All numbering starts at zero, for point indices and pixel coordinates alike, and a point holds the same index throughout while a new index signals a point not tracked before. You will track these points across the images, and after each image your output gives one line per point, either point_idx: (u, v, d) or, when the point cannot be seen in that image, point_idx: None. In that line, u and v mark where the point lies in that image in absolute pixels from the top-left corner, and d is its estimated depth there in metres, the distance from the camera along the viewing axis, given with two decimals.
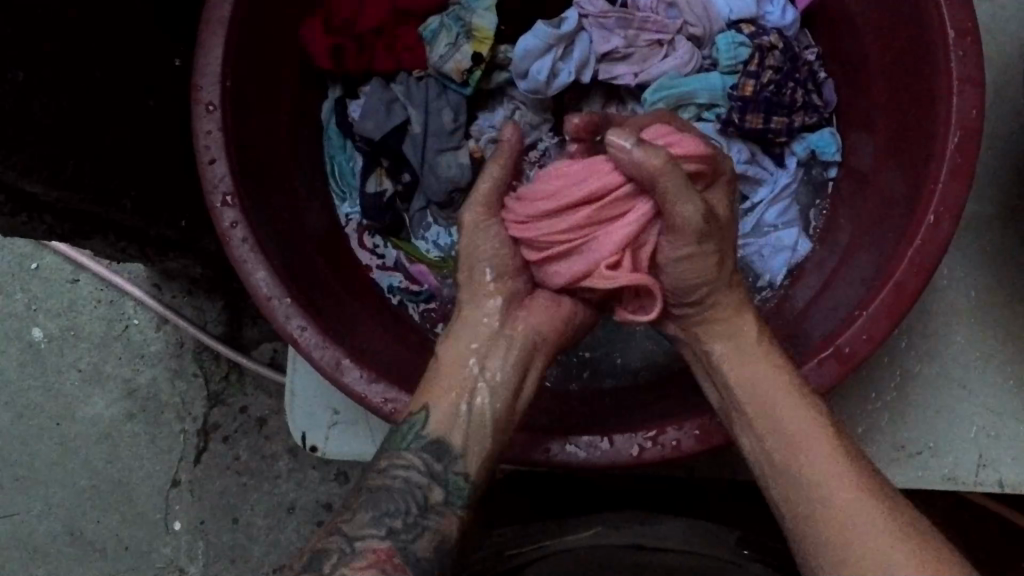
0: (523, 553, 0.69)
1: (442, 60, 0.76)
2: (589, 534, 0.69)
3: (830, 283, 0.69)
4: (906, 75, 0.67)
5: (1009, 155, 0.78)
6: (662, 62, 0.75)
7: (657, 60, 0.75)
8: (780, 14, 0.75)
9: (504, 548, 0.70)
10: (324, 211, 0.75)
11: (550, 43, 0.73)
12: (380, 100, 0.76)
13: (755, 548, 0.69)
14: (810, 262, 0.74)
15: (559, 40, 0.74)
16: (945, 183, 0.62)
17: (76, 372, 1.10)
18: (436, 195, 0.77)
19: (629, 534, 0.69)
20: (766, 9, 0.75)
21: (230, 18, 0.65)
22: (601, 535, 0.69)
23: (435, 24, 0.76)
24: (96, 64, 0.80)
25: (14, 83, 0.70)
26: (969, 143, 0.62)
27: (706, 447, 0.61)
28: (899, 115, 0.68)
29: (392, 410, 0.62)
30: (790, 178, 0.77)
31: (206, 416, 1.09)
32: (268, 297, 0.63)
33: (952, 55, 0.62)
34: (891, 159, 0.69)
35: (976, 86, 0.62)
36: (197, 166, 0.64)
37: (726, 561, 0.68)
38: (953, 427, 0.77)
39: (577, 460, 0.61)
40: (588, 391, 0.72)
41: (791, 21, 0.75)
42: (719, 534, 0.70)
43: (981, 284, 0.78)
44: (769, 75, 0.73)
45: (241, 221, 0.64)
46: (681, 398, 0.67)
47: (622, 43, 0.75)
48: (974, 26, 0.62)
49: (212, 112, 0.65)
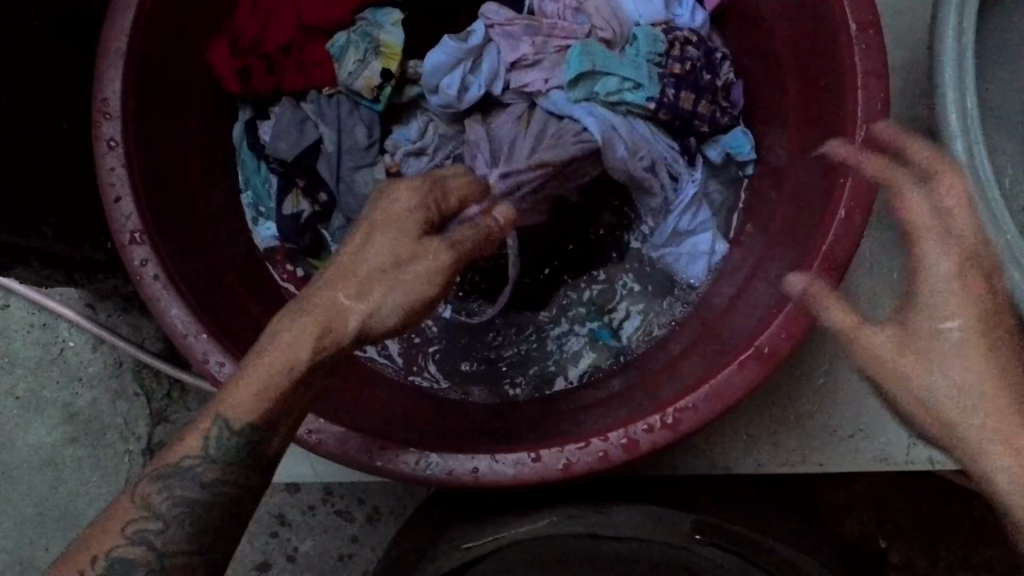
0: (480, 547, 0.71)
1: (352, 77, 0.74)
2: (545, 524, 0.71)
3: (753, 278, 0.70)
4: (814, 66, 0.68)
5: (925, 136, 0.79)
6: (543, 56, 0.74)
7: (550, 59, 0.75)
8: (690, 17, 0.77)
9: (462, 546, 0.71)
10: (241, 234, 0.75)
11: (459, 57, 0.74)
12: (292, 120, 0.75)
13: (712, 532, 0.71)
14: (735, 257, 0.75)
15: (466, 53, 0.74)
16: (855, 178, 0.62)
17: (13, 399, 1.11)
18: (354, 213, 0.76)
19: (580, 524, 0.71)
20: (676, 12, 0.77)
21: (126, 52, 0.64)
22: (557, 525, 0.70)
23: (342, 41, 0.75)
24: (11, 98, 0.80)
25: None
26: (875, 137, 0.62)
27: (632, 457, 0.61)
28: (810, 108, 0.69)
29: (316, 441, 0.61)
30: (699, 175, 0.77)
31: (151, 435, 1.10)
32: (183, 334, 0.62)
33: (856, 49, 0.63)
34: (804, 155, 0.69)
35: (880, 79, 0.62)
36: (103, 205, 0.63)
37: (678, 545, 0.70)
38: (883, 405, 0.78)
39: (507, 478, 0.61)
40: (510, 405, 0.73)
41: (701, 23, 0.77)
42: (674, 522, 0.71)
43: (905, 265, 0.79)
44: (689, 63, 0.74)
45: (152, 259, 0.63)
46: (613, 405, 0.67)
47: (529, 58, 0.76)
48: (875, 18, 0.63)
49: (114, 148, 0.63)
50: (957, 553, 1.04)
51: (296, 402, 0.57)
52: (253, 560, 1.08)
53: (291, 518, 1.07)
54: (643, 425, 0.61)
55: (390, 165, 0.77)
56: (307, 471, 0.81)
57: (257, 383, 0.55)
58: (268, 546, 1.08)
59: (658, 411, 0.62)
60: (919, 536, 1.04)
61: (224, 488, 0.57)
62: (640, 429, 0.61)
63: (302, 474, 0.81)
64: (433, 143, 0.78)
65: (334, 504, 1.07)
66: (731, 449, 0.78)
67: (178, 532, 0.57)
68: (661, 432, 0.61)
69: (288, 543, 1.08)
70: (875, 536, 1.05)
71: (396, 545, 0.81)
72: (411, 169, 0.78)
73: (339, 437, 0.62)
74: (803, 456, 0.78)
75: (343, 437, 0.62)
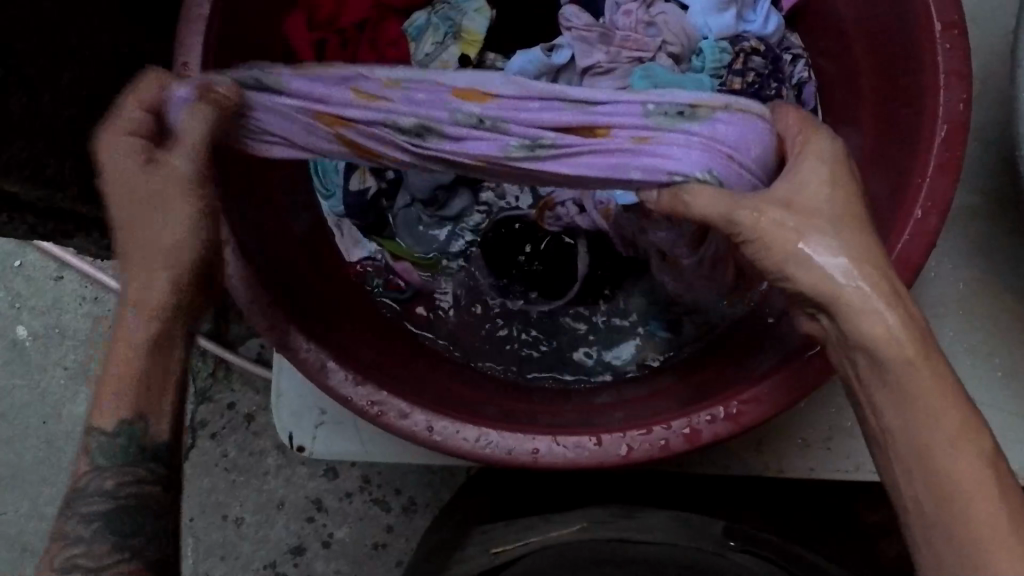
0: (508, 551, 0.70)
1: (428, 59, 0.75)
2: (578, 529, 0.69)
3: None
4: (892, 64, 0.67)
5: (997, 146, 0.78)
6: (687, 148, 0.56)
7: (679, 157, 0.56)
8: (762, 23, 0.75)
9: (490, 548, 0.71)
10: (307, 209, 0.76)
11: (541, 71, 0.75)
12: None
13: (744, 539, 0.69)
14: None
15: (549, 69, 0.75)
16: (933, 178, 0.61)
17: (61, 370, 1.12)
18: (421, 193, 0.77)
19: (612, 528, 0.69)
20: (747, 18, 0.75)
21: (208, 17, 0.64)
22: (588, 529, 0.69)
23: (421, 21, 0.77)
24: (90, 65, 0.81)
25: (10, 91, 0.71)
26: (955, 137, 0.61)
27: (694, 447, 0.60)
28: (885, 106, 0.68)
29: (377, 413, 0.62)
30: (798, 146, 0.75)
31: (194, 413, 1.10)
32: (251, 299, 0.62)
33: (939, 48, 0.62)
34: (877, 155, 0.68)
35: (962, 79, 0.61)
36: None
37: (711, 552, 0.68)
38: None
39: (566, 461, 0.60)
40: (562, 391, 0.73)
41: (773, 29, 0.75)
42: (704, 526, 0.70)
43: (968, 276, 0.78)
44: (752, 75, 0.72)
45: (223, 223, 0.63)
46: (669, 395, 0.67)
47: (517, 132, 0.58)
48: (961, 18, 0.62)
49: None
50: None
51: (147, 369, 0.53)
52: (288, 543, 1.08)
53: (327, 504, 1.08)
54: (706, 416, 0.61)
55: None
56: (357, 449, 0.80)
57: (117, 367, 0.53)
58: (304, 530, 1.08)
59: (722, 402, 0.61)
60: None
61: (131, 489, 0.54)
62: (703, 420, 0.61)
63: (351, 452, 0.80)
64: None
65: (371, 493, 1.07)
66: (785, 453, 0.76)
67: (102, 546, 0.53)
68: (723, 423, 0.60)
69: (323, 529, 1.08)
70: None
71: (438, 533, 0.81)
72: None
73: (400, 410, 0.62)
74: (856, 465, 0.75)
75: (403, 411, 0.62)
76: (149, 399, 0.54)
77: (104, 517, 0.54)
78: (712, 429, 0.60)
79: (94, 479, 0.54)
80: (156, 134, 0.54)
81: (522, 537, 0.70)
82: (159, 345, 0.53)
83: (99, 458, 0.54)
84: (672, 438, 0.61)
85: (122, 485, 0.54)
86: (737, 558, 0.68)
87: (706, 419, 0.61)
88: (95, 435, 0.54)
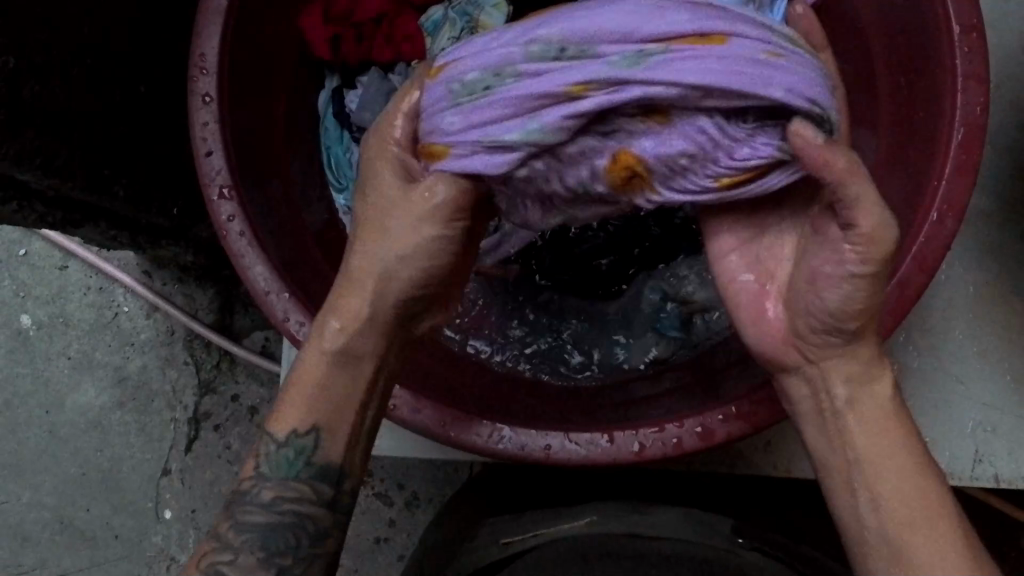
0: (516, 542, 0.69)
1: (445, 54, 0.76)
2: (585, 523, 0.70)
3: None
4: (909, 66, 0.67)
5: (1011, 150, 0.78)
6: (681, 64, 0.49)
7: (781, 68, 0.50)
8: None
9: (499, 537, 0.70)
10: (320, 202, 0.76)
11: None
12: (379, 90, 0.77)
13: (752, 537, 0.70)
14: None
15: None
16: (949, 181, 0.61)
17: (65, 359, 1.12)
18: None
19: (622, 522, 0.69)
20: None
21: (227, 9, 0.64)
22: (598, 523, 0.69)
23: (438, 16, 0.77)
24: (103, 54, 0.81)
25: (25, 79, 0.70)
26: (972, 140, 0.61)
27: (706, 446, 0.61)
28: (901, 108, 0.68)
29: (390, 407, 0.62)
30: None
31: (197, 405, 1.10)
32: (265, 291, 0.63)
33: (957, 50, 0.62)
34: (892, 157, 0.68)
35: (980, 82, 0.62)
36: (194, 157, 0.63)
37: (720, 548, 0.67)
38: (950, 420, 0.77)
39: (577, 457, 0.61)
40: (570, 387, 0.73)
41: None
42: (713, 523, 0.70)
43: (979, 280, 0.78)
44: None
45: (238, 214, 0.63)
46: (680, 394, 0.67)
47: (530, 145, 0.52)
48: (980, 21, 0.62)
49: (208, 103, 0.64)
50: None
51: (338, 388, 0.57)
52: None
53: None
54: (720, 415, 0.61)
55: None
56: None
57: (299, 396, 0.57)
58: None
59: (733, 401, 0.62)
60: None
61: (287, 505, 0.57)
62: (717, 418, 0.61)
63: None
64: None
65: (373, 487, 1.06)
66: (795, 454, 0.76)
67: (249, 559, 0.56)
68: (735, 421, 0.61)
69: None
70: None
71: (438, 529, 0.79)
72: None
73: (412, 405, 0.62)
74: None
75: (416, 406, 0.62)
76: (328, 404, 0.57)
77: (261, 531, 0.57)
78: (725, 429, 0.61)
79: (260, 488, 0.57)
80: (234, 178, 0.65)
81: (532, 528, 0.70)
82: (340, 358, 0.57)
83: (307, 471, 0.57)
84: (683, 438, 0.61)
85: (286, 490, 0.57)
86: (748, 554, 0.67)
87: (718, 418, 0.61)
88: (270, 442, 0.57)
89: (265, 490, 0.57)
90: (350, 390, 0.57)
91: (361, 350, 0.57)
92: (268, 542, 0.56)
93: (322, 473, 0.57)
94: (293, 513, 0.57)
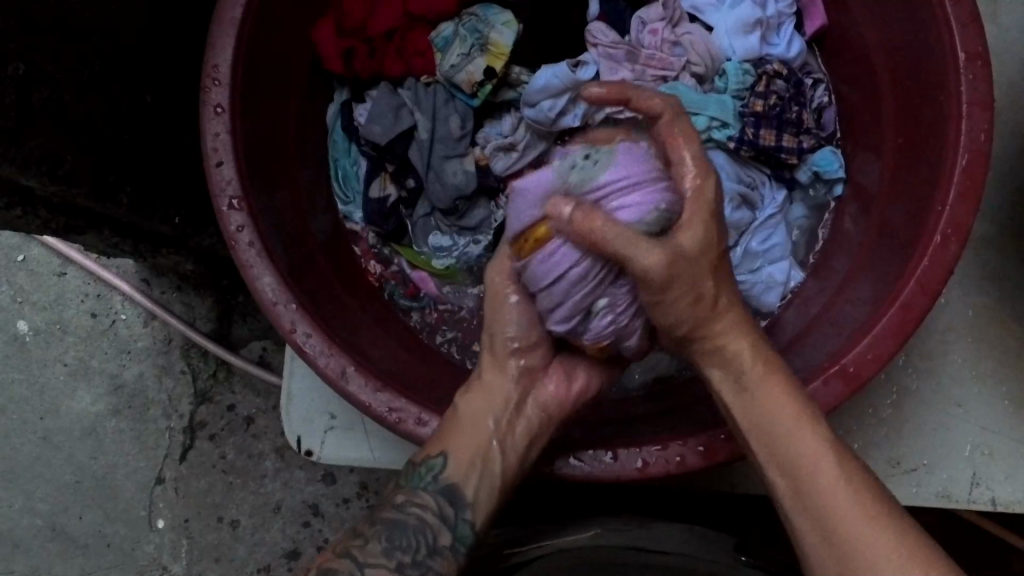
0: (518, 553, 0.69)
1: (455, 70, 0.75)
2: (590, 535, 0.69)
3: (832, 304, 0.70)
4: (915, 93, 0.68)
5: (1009, 177, 0.79)
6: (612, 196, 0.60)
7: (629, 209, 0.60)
8: (785, 47, 0.76)
9: (502, 547, 0.70)
10: (327, 214, 0.76)
11: (567, 87, 0.74)
12: (388, 104, 0.76)
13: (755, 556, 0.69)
14: (805, 289, 0.75)
15: (575, 85, 0.74)
16: (953, 206, 0.62)
17: (61, 366, 1.12)
18: (440, 203, 0.77)
19: (625, 537, 0.69)
20: (772, 41, 0.77)
21: (240, 21, 0.65)
22: (600, 536, 0.69)
23: (448, 32, 0.77)
24: (113, 64, 0.81)
25: (36, 87, 0.71)
26: (976, 166, 0.62)
27: (710, 464, 0.61)
28: (907, 134, 0.69)
29: (396, 420, 0.63)
30: (774, 208, 0.77)
31: (193, 414, 1.10)
32: (273, 302, 0.63)
33: (962, 78, 0.63)
34: (897, 183, 0.69)
35: (986, 109, 0.62)
36: (205, 167, 0.64)
37: (723, 564, 0.68)
38: (948, 442, 0.77)
39: (580, 472, 0.62)
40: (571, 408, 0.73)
41: (796, 52, 0.77)
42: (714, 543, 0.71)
43: (978, 304, 0.79)
44: (774, 97, 0.74)
45: (248, 226, 0.64)
46: (683, 416, 0.68)
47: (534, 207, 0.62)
48: (985, 49, 0.62)
49: (220, 114, 0.65)
50: None
51: (466, 423, 0.62)
52: (284, 547, 1.08)
53: (324, 509, 1.07)
54: (723, 434, 0.62)
55: (479, 159, 0.78)
56: (366, 455, 0.80)
57: (466, 430, 0.62)
58: (300, 534, 1.08)
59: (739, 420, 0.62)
60: None
61: (412, 508, 0.59)
62: (720, 437, 0.62)
63: (360, 457, 0.80)
64: (524, 141, 0.77)
65: (368, 499, 1.07)
66: None
67: (375, 547, 0.58)
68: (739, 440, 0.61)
69: (319, 534, 1.07)
70: None
71: None
72: (499, 165, 0.77)
73: (418, 418, 0.63)
74: None
75: (421, 419, 0.63)
76: (467, 436, 0.62)
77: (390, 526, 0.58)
78: (730, 448, 0.61)
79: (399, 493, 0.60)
80: (268, 180, 0.68)
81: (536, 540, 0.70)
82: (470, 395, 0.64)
83: (435, 485, 0.60)
84: (687, 459, 0.61)
85: (424, 507, 0.59)
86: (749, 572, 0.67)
87: (723, 437, 0.62)
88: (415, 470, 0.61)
89: (398, 494, 0.60)
90: (478, 422, 0.62)
91: (475, 406, 0.63)
92: (394, 536, 0.58)
93: (446, 491, 0.60)
94: (418, 516, 0.59)
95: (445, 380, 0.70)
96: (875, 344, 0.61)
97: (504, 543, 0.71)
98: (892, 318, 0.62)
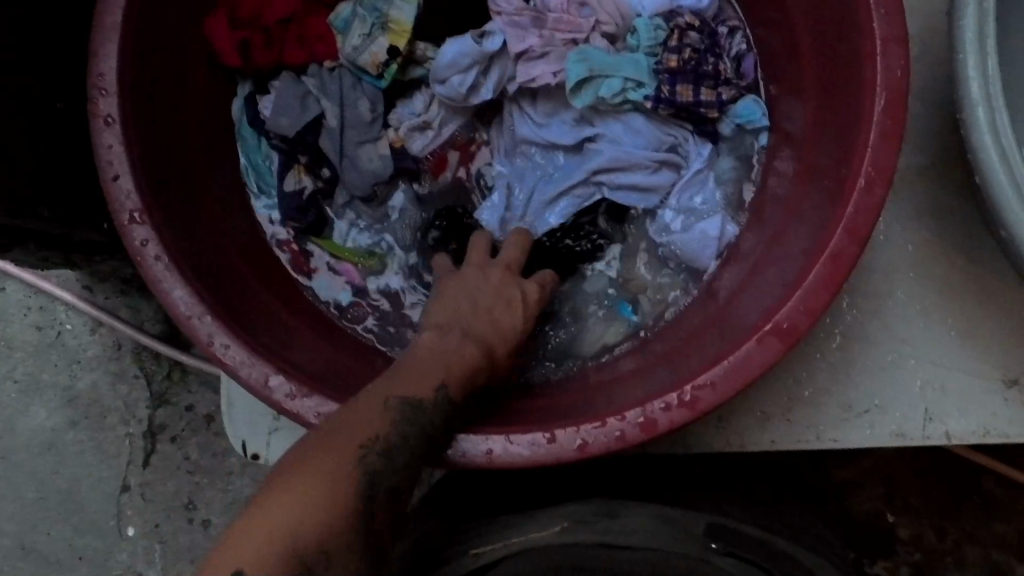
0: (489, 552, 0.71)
1: (357, 52, 0.75)
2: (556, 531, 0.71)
3: (757, 268, 0.69)
4: (829, 32, 0.66)
5: (940, 105, 0.77)
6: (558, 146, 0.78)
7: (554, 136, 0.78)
8: None
9: (469, 548, 0.71)
10: (245, 214, 0.75)
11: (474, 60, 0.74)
12: (294, 94, 0.75)
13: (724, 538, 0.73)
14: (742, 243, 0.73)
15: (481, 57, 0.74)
16: (876, 148, 0.60)
17: (11, 384, 1.05)
18: (359, 190, 0.77)
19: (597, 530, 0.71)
20: None
21: (122, 24, 0.61)
22: (569, 530, 0.71)
23: (347, 13, 0.76)
24: None
25: None
26: (896, 103, 0.60)
27: (650, 436, 0.60)
28: (827, 74, 0.67)
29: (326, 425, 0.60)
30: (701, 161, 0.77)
31: (151, 418, 1.05)
32: (187, 315, 0.60)
33: (874, 13, 0.60)
34: (820, 127, 0.67)
35: (900, 45, 0.60)
36: (101, 182, 0.61)
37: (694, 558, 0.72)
38: (894, 384, 0.75)
39: (522, 458, 0.60)
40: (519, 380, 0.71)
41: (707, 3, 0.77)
42: (686, 526, 0.73)
43: (920, 240, 0.76)
44: (689, 51, 0.74)
45: (153, 239, 0.61)
46: (642, 378, 0.66)
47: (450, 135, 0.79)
48: None
49: (111, 125, 0.61)
50: (965, 529, 1.01)
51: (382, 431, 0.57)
52: None
53: None
54: (661, 404, 0.60)
55: (393, 141, 0.78)
56: None
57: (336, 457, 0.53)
58: None
59: (677, 388, 0.61)
60: (927, 510, 1.01)
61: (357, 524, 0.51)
62: (659, 407, 0.60)
63: None
64: (438, 118, 0.78)
65: None
66: (743, 425, 0.75)
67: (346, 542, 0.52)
68: (677, 410, 0.60)
69: None
70: (883, 513, 1.01)
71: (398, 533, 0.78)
72: (416, 144, 0.78)
73: None
74: (818, 433, 0.75)
75: None
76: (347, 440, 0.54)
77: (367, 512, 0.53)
78: (670, 417, 0.60)
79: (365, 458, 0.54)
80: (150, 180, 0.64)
81: (501, 537, 0.71)
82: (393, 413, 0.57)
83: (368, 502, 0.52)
84: (626, 434, 0.60)
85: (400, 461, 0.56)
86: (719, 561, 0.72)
87: (660, 410, 0.60)
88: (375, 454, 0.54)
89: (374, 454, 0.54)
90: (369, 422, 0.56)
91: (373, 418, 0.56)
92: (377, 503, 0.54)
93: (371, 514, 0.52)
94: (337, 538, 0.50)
95: (360, 380, 0.66)
96: (805, 299, 0.60)
97: (472, 539, 0.71)
98: (823, 272, 0.60)
